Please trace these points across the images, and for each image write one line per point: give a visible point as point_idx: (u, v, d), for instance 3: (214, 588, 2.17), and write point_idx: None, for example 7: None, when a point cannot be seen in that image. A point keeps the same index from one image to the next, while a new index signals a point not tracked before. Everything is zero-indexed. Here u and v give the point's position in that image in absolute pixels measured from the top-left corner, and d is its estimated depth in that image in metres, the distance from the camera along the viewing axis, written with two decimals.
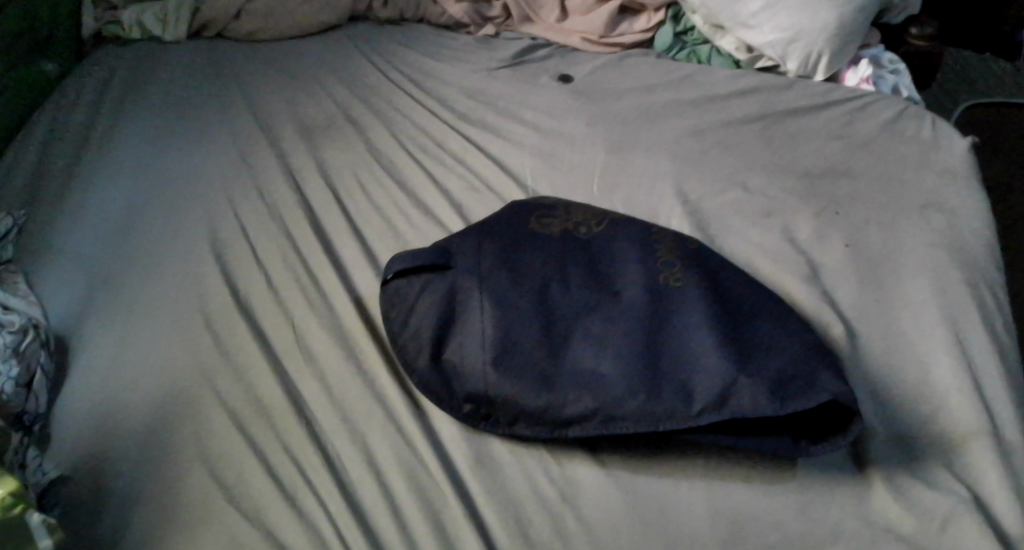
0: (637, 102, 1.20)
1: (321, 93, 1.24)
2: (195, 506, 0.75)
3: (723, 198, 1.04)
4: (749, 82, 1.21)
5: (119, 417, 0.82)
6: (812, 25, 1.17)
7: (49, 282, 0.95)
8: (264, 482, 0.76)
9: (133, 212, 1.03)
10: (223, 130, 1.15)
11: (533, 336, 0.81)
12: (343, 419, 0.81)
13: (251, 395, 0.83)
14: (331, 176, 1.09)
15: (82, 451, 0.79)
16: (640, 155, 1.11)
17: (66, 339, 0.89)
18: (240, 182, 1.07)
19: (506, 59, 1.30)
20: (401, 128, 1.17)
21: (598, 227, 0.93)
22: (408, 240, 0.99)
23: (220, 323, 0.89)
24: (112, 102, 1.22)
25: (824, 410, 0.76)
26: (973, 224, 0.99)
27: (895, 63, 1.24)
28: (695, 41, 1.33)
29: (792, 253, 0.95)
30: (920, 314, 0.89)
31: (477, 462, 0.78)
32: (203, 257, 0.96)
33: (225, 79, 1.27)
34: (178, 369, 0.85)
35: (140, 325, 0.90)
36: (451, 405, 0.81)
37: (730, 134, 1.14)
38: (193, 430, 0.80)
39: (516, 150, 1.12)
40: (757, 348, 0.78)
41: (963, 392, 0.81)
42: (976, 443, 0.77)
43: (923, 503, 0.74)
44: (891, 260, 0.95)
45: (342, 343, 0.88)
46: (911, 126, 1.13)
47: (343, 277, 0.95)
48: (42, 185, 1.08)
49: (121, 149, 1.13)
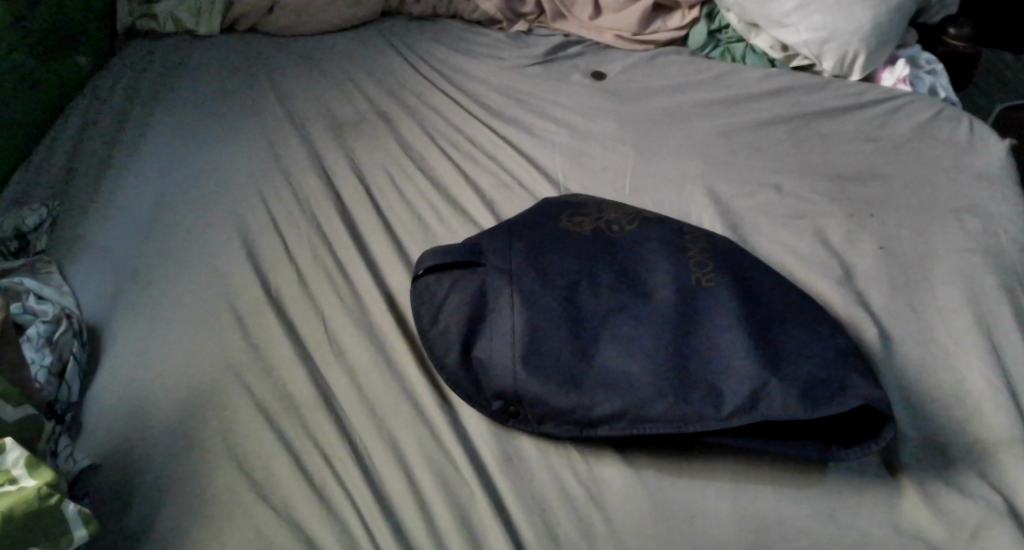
0: (668, 101, 1.19)
1: (351, 88, 1.24)
2: (223, 497, 0.75)
3: (754, 199, 1.03)
4: (783, 82, 1.20)
5: (149, 408, 0.82)
6: (847, 25, 1.16)
7: (81, 273, 0.96)
8: (291, 475, 0.77)
9: (165, 205, 1.04)
10: (254, 125, 1.16)
11: (562, 335, 0.80)
12: (370, 414, 0.81)
13: (280, 388, 0.84)
14: (360, 171, 1.09)
15: (113, 440, 0.80)
16: (670, 154, 1.10)
17: (97, 330, 0.90)
18: (270, 177, 1.07)
19: (537, 56, 1.30)
20: (431, 124, 1.17)
21: (629, 227, 0.92)
22: (437, 236, 0.99)
23: (250, 316, 0.90)
24: (144, 96, 1.24)
25: (856, 415, 0.75)
26: (1010, 229, 0.97)
27: (931, 63, 1.22)
28: (730, 39, 1.31)
29: (825, 256, 0.94)
30: (955, 320, 0.87)
31: (504, 460, 0.78)
32: (232, 250, 0.97)
33: (256, 73, 1.28)
34: (207, 362, 0.86)
35: (171, 317, 0.90)
36: (479, 403, 0.81)
37: (762, 134, 1.12)
38: (222, 423, 0.81)
39: (545, 147, 1.12)
40: (789, 351, 0.77)
41: (998, 399, 0.79)
42: (1011, 451, 0.76)
43: (957, 511, 0.72)
44: (926, 264, 0.93)
45: (370, 338, 0.88)
46: (947, 128, 1.11)
47: (372, 272, 0.95)
48: (76, 177, 1.10)
49: (153, 142, 1.14)
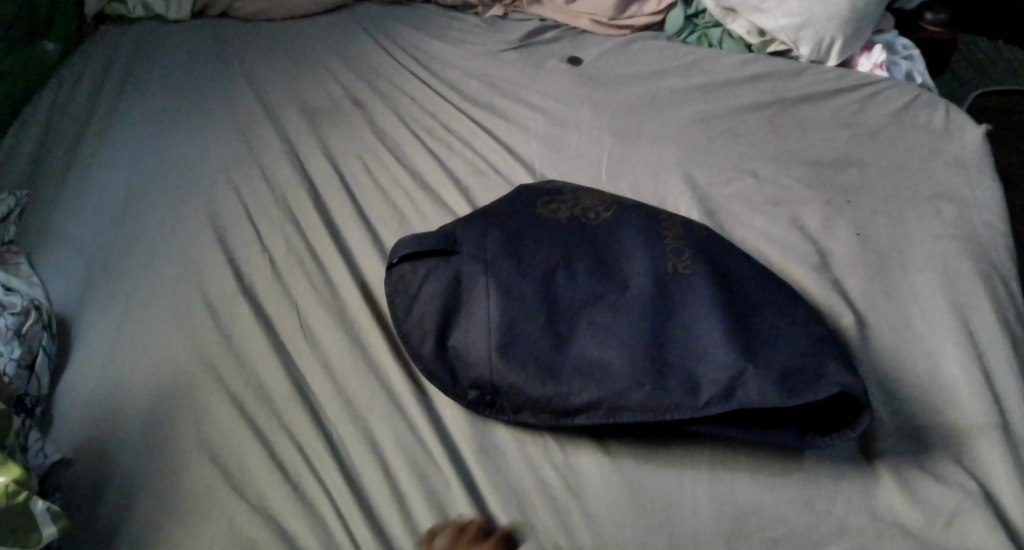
0: (646, 86, 1.18)
1: (325, 74, 1.22)
2: (198, 491, 0.74)
3: (731, 185, 1.03)
4: (760, 68, 1.19)
5: (121, 400, 0.81)
6: (823, 11, 1.16)
7: (51, 264, 0.94)
8: (265, 468, 0.76)
9: (135, 194, 1.02)
10: (226, 112, 1.14)
11: (538, 324, 0.80)
12: (346, 405, 0.81)
13: (254, 380, 0.82)
14: (334, 159, 1.08)
15: (84, 434, 0.79)
16: (647, 141, 1.09)
17: (67, 322, 0.88)
18: (243, 164, 1.06)
19: (512, 41, 1.28)
20: (406, 111, 1.16)
21: (606, 214, 0.91)
22: (412, 224, 0.98)
23: (224, 307, 0.89)
24: (114, 82, 1.21)
25: (833, 402, 0.75)
26: (985, 215, 0.97)
27: (908, 49, 1.22)
28: (706, 24, 1.31)
29: (801, 242, 0.94)
30: (932, 306, 0.87)
31: (481, 450, 0.78)
32: (205, 241, 0.95)
33: (228, 59, 1.25)
34: (180, 353, 0.85)
35: (142, 309, 0.89)
36: (455, 393, 0.80)
37: (740, 120, 1.12)
38: (196, 414, 0.80)
39: (522, 134, 1.11)
40: (765, 338, 0.77)
41: (973, 385, 0.80)
42: (986, 438, 0.76)
43: (932, 498, 0.73)
44: (902, 250, 0.93)
45: (345, 329, 0.87)
46: (923, 114, 1.11)
47: (347, 262, 0.94)
48: (45, 167, 1.07)
49: (124, 129, 1.12)
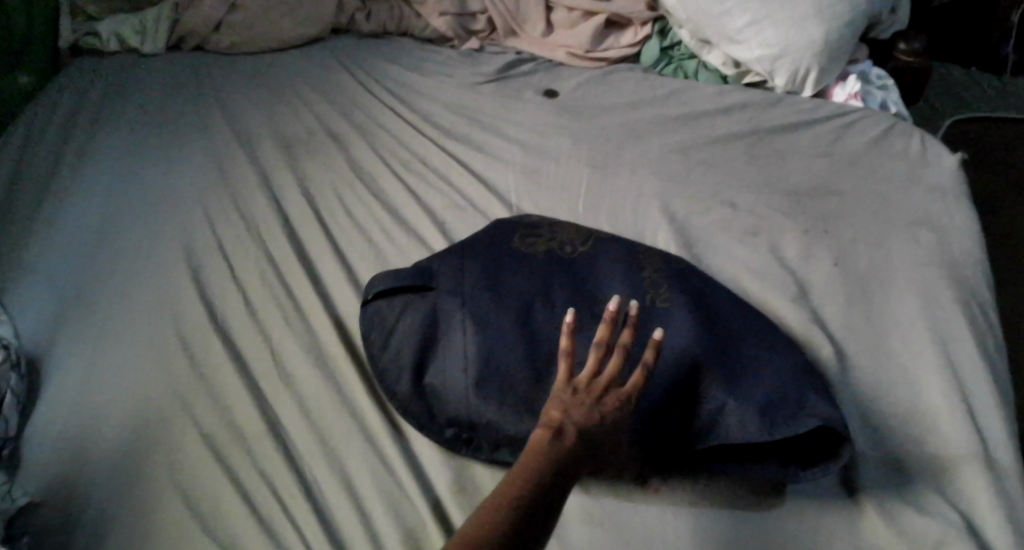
0: (623, 117, 1.19)
1: (302, 107, 1.22)
2: (168, 536, 0.72)
3: (709, 216, 1.03)
4: (736, 98, 1.20)
5: (91, 440, 0.79)
6: (799, 43, 1.17)
7: (22, 301, 0.92)
8: (238, 509, 0.74)
9: (109, 229, 1.01)
10: (201, 145, 1.13)
11: (517, 360, 0.79)
12: (321, 443, 0.79)
13: (227, 418, 0.81)
14: (311, 193, 1.07)
15: (52, 477, 0.76)
16: (625, 172, 1.09)
17: (36, 361, 0.86)
18: (218, 198, 1.04)
19: (489, 74, 1.28)
20: (384, 144, 1.15)
21: (584, 247, 0.91)
22: (389, 258, 0.97)
23: (198, 344, 0.87)
24: (87, 116, 1.20)
25: (815, 436, 0.75)
26: (963, 242, 0.98)
27: (882, 79, 1.24)
28: (681, 55, 1.33)
29: (779, 273, 0.94)
30: (912, 336, 0.87)
31: (458, 487, 0.76)
32: (178, 277, 0.94)
33: (204, 92, 1.25)
34: (152, 391, 0.83)
35: (115, 346, 0.87)
36: (432, 431, 0.79)
37: (717, 150, 1.12)
38: (167, 455, 0.78)
39: (499, 166, 1.10)
40: (744, 371, 0.77)
41: (955, 414, 0.79)
42: (969, 467, 0.76)
43: (917, 529, 0.72)
44: (881, 279, 0.93)
45: (320, 365, 0.85)
46: (899, 142, 1.12)
47: (323, 297, 0.93)
48: (16, 201, 1.06)
49: (98, 163, 1.10)
